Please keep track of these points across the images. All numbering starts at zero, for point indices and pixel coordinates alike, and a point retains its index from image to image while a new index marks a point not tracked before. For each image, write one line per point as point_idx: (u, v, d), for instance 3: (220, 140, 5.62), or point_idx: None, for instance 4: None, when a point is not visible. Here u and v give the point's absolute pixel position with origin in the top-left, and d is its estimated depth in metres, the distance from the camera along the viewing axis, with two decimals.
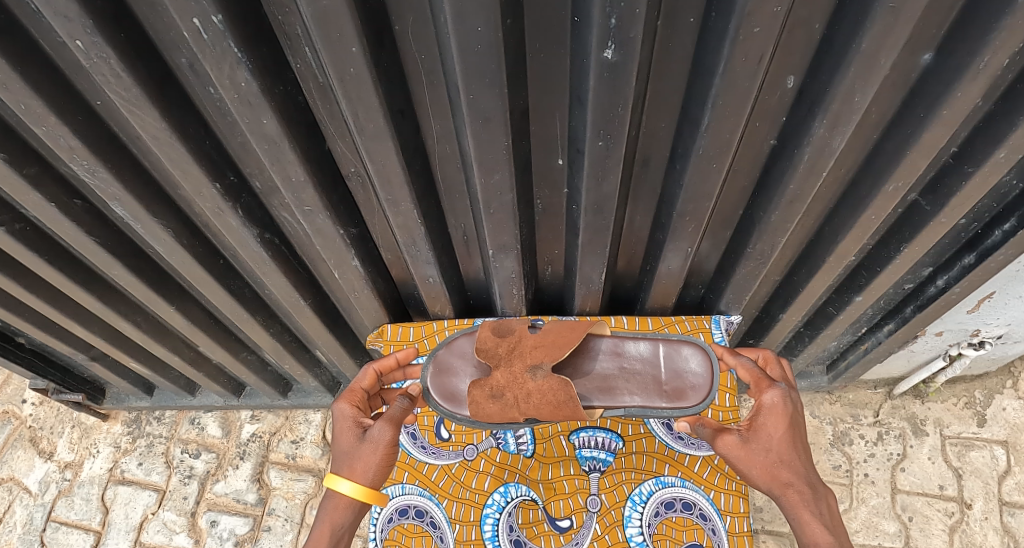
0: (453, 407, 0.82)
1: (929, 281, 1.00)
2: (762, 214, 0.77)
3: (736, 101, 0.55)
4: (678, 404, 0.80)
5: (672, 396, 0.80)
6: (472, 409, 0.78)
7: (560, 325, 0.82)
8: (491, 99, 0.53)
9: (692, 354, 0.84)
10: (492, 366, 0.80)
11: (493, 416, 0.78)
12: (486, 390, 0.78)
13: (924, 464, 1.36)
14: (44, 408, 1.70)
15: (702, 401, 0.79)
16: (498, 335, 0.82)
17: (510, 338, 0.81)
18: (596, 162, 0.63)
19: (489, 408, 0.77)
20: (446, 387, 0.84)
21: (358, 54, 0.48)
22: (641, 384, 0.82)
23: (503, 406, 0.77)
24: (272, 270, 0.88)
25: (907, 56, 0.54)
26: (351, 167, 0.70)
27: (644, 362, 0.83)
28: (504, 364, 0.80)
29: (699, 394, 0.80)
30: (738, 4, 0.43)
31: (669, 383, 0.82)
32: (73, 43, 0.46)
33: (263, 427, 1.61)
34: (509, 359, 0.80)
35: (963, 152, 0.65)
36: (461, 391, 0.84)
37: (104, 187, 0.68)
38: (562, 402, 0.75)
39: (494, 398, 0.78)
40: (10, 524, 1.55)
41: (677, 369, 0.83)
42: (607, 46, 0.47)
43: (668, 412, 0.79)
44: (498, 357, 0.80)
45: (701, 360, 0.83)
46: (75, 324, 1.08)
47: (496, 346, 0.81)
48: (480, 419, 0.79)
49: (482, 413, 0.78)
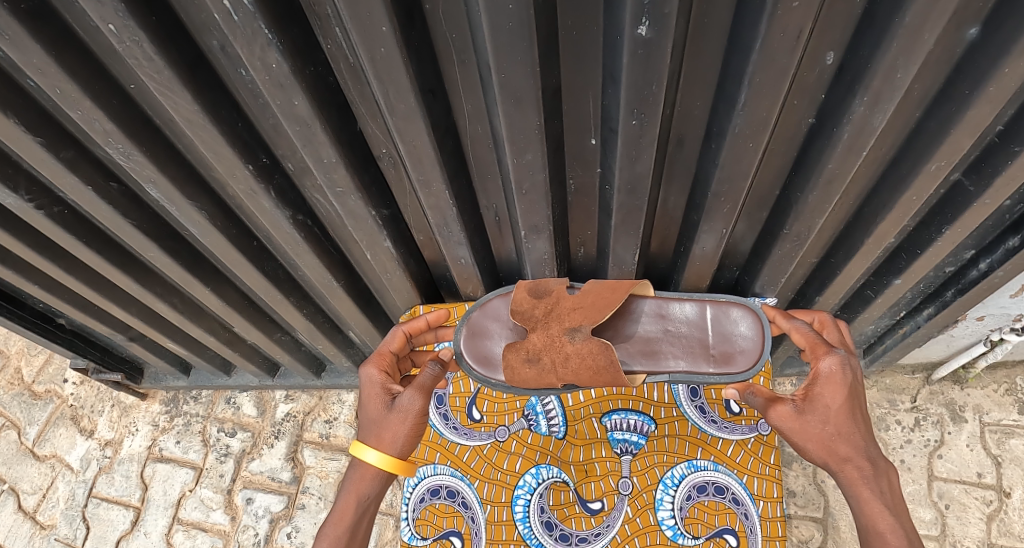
0: (487, 372, 0.84)
1: (972, 264, 0.95)
2: (799, 194, 0.74)
3: (774, 78, 0.52)
4: (725, 370, 0.80)
5: (720, 361, 0.80)
6: (508, 373, 0.79)
7: (600, 286, 0.80)
8: (524, 78, 0.52)
9: (741, 316, 0.82)
10: (528, 328, 0.80)
11: (530, 380, 0.79)
12: (521, 354, 0.79)
13: (962, 451, 1.33)
14: (85, 388, 1.76)
15: (750, 366, 0.79)
16: (534, 298, 0.81)
17: (548, 301, 0.80)
18: (630, 142, 0.61)
19: (526, 373, 0.79)
20: (481, 350, 0.84)
21: (388, 34, 0.47)
22: (687, 347, 0.81)
23: (540, 371, 0.78)
24: (305, 251, 0.89)
25: (951, 31, 0.50)
26: (383, 148, 0.69)
27: (690, 325, 0.83)
28: (541, 326, 0.79)
29: (747, 359, 0.79)
30: None
31: (716, 346, 0.81)
32: (106, 26, 0.46)
33: (297, 407, 1.63)
34: (546, 321, 0.79)
35: (1009, 131, 0.62)
36: (495, 354, 0.84)
37: (140, 170, 0.69)
38: (597, 363, 0.75)
39: (531, 362, 0.78)
40: (54, 499, 1.63)
41: (725, 332, 0.82)
42: (641, 22, 0.45)
43: (714, 378, 0.80)
44: (534, 320, 0.80)
45: (751, 323, 0.82)
46: (114, 304, 1.11)
47: (533, 308, 0.80)
48: (516, 383, 0.81)
49: (519, 377, 0.79)
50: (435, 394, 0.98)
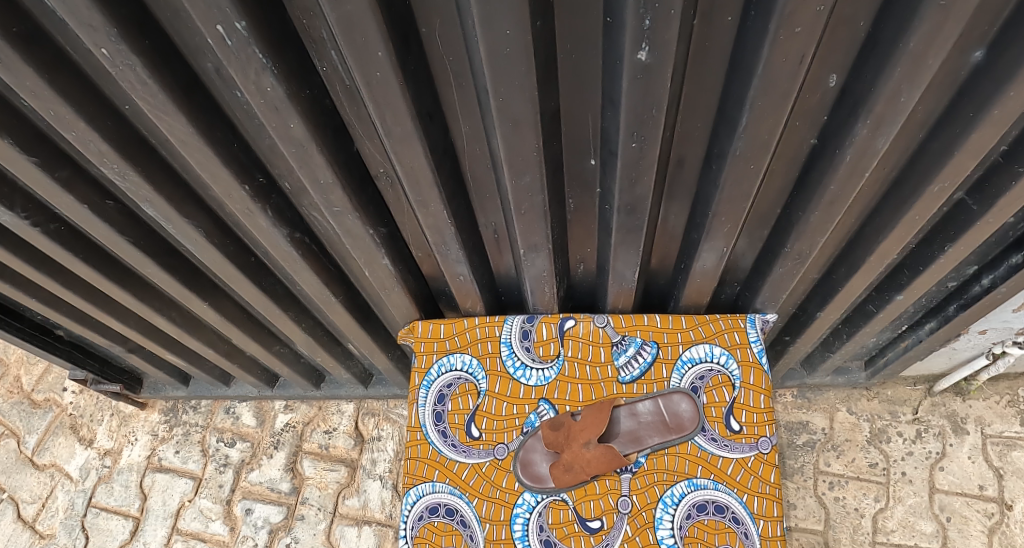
0: (538, 481, 0.90)
1: (974, 279, 0.94)
2: (801, 213, 0.73)
3: (776, 101, 0.51)
4: (684, 431, 0.91)
5: (677, 427, 0.91)
6: (555, 481, 0.89)
7: (593, 408, 0.92)
8: (522, 102, 0.51)
9: (681, 396, 0.94)
10: (557, 452, 0.90)
11: (572, 480, 0.89)
12: (559, 466, 0.89)
13: (964, 463, 1.32)
14: (84, 397, 1.76)
15: (697, 421, 0.91)
16: (553, 431, 0.91)
17: (563, 432, 0.90)
18: (630, 164, 0.61)
19: (567, 477, 0.88)
20: (523, 461, 0.91)
21: (383, 59, 0.46)
22: (650, 423, 0.92)
23: (576, 472, 0.88)
24: (303, 268, 0.88)
25: (956, 54, 0.50)
26: (380, 168, 0.69)
27: (648, 407, 0.93)
28: (566, 448, 0.90)
29: (693, 417, 0.92)
30: (779, 2, 0.40)
31: (671, 418, 0.92)
32: (99, 51, 0.45)
33: (296, 417, 1.63)
34: (568, 443, 0.90)
35: (1014, 152, 0.61)
36: (536, 461, 0.91)
37: (136, 189, 0.68)
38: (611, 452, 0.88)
39: (567, 469, 0.89)
40: (53, 509, 1.63)
41: (674, 408, 0.93)
42: (641, 48, 0.44)
43: (682, 441, 0.90)
44: (560, 445, 0.90)
45: (689, 398, 0.93)
46: (112, 318, 1.11)
47: (555, 442, 0.90)
48: (563, 485, 0.89)
49: (563, 481, 0.89)
50: (434, 412, 0.97)
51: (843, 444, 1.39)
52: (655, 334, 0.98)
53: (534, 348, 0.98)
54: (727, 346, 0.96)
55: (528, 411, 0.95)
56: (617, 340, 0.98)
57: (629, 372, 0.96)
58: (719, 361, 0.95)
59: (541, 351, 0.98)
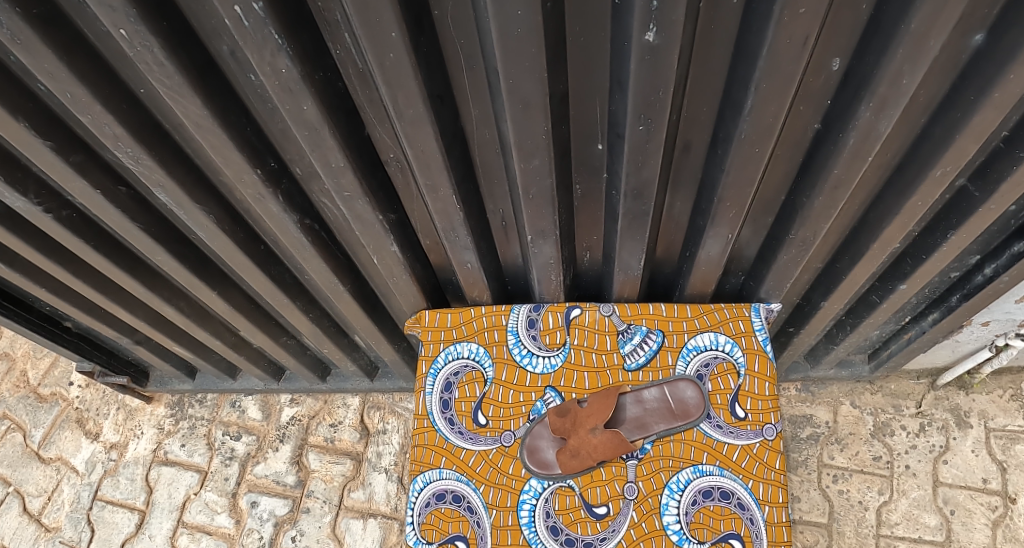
0: (546, 468, 0.90)
1: (976, 269, 0.95)
2: (805, 199, 0.74)
3: (781, 83, 0.52)
4: (689, 419, 0.91)
5: (682, 414, 0.92)
6: (562, 467, 0.89)
7: (600, 395, 0.93)
8: (531, 84, 0.52)
9: (687, 385, 0.94)
10: (564, 438, 0.91)
11: (579, 466, 0.89)
12: (566, 452, 0.90)
13: (967, 457, 1.33)
14: (90, 391, 1.77)
15: (702, 409, 0.92)
16: (560, 417, 0.92)
17: (570, 418, 0.91)
18: (637, 148, 0.62)
19: (574, 464, 0.89)
20: (531, 448, 0.92)
21: (397, 40, 0.47)
22: (656, 410, 0.92)
23: (583, 458, 0.89)
24: (312, 255, 0.89)
25: (957, 37, 0.51)
26: (391, 153, 0.70)
27: (655, 395, 0.94)
28: (574, 434, 0.90)
29: (699, 405, 0.92)
30: None
31: (676, 405, 0.92)
32: (118, 32, 0.46)
33: (302, 411, 1.64)
34: (575, 430, 0.91)
35: (1015, 136, 0.61)
36: (544, 449, 0.92)
37: (149, 174, 0.69)
38: (617, 439, 0.88)
39: (574, 455, 0.89)
40: (58, 502, 1.63)
41: (680, 397, 0.93)
42: (649, 29, 0.45)
43: (687, 429, 0.91)
44: (567, 431, 0.91)
45: (695, 387, 0.94)
46: (121, 308, 1.12)
47: (562, 428, 0.91)
48: (570, 472, 0.89)
49: (569, 467, 0.89)
50: (441, 399, 0.98)
51: (847, 437, 1.39)
52: (661, 323, 0.98)
53: (540, 337, 0.99)
54: (732, 334, 0.97)
55: (535, 399, 0.96)
56: (623, 328, 0.99)
57: (635, 359, 0.97)
58: (724, 348, 0.96)
59: (548, 339, 0.98)
